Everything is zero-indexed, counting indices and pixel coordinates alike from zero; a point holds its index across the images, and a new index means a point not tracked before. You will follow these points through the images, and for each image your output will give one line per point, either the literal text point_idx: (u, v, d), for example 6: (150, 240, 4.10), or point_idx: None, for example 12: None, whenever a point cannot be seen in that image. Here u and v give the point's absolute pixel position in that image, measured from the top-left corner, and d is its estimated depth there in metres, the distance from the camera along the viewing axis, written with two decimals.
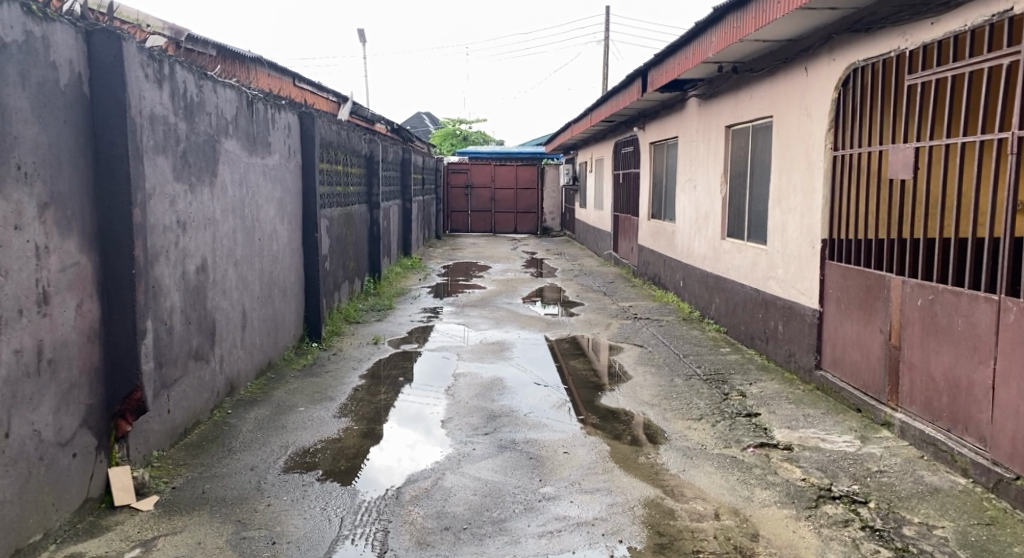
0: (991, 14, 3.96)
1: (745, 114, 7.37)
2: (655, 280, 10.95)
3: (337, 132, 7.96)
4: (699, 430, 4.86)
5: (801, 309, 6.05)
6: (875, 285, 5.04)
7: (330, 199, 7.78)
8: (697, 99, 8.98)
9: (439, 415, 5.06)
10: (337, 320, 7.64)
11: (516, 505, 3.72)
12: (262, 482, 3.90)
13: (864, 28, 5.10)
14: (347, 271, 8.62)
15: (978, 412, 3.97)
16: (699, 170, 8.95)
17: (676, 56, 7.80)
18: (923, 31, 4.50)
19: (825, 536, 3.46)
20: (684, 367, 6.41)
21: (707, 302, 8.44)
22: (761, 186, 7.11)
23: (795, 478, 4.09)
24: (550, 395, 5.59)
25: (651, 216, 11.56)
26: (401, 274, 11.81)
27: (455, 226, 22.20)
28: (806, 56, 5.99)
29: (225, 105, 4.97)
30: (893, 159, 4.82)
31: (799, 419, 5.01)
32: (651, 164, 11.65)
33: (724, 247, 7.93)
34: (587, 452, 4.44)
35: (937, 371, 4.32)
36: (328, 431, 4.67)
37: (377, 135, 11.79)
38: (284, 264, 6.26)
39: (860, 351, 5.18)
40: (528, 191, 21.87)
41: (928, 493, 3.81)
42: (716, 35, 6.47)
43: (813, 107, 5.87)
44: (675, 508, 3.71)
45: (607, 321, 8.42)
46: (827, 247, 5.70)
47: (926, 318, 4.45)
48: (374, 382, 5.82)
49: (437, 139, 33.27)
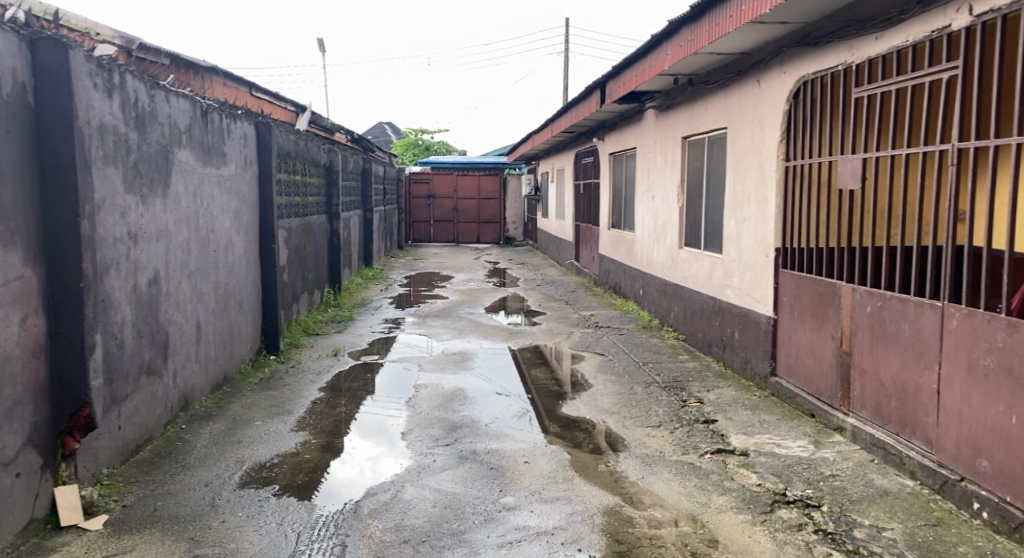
0: (930, 30, 4.10)
1: (700, 126, 7.49)
2: (615, 289, 11.05)
3: (295, 142, 7.89)
4: (658, 437, 4.91)
5: (756, 316, 6.16)
6: (826, 293, 5.14)
7: (287, 209, 7.70)
8: (654, 111, 9.11)
9: (400, 427, 5.04)
10: (295, 332, 7.55)
11: (476, 517, 3.71)
12: (217, 498, 3.83)
13: (813, 42, 5.23)
14: (306, 282, 8.52)
15: (925, 415, 4.08)
16: (657, 181, 9.05)
17: (633, 68, 7.90)
18: (868, 46, 4.64)
19: (780, 540, 3.51)
20: (644, 375, 6.46)
21: (665, 311, 8.55)
22: (717, 196, 7.23)
23: (750, 483, 4.16)
24: (512, 405, 5.59)
25: (612, 226, 11.67)
26: (361, 284, 11.72)
27: (417, 236, 22.12)
28: (758, 69, 6.11)
29: (178, 114, 4.90)
30: (842, 170, 4.95)
31: (755, 425, 5.09)
32: (610, 174, 11.77)
33: (682, 256, 8.05)
34: (548, 461, 4.45)
35: (886, 376, 4.43)
36: (286, 445, 4.61)
37: (338, 145, 11.70)
38: (240, 276, 6.17)
39: (813, 357, 5.28)
40: (490, 201, 21.92)
41: (879, 496, 3.90)
42: (671, 48, 6.56)
43: (766, 118, 5.99)
44: (634, 516, 3.74)
45: (569, 330, 8.47)
46: (780, 255, 5.81)
47: (876, 325, 4.56)
48: (334, 394, 5.76)
49: (398, 149, 33.23)
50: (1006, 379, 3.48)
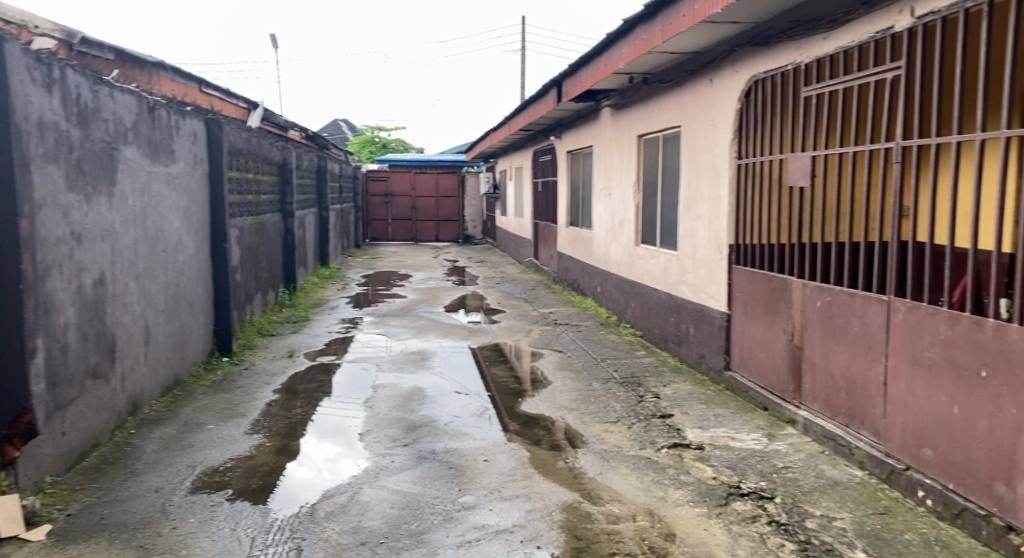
0: (874, 32, 4.21)
1: (655, 124, 7.57)
2: (574, 286, 11.11)
3: (246, 139, 7.75)
4: (616, 433, 4.95)
5: (711, 312, 6.24)
6: (778, 288, 5.23)
7: (240, 208, 7.56)
8: (610, 109, 9.18)
9: (358, 427, 4.99)
10: (249, 333, 7.42)
11: (435, 517, 3.69)
12: (167, 504, 3.75)
13: (763, 42, 5.31)
14: (260, 282, 8.39)
15: (872, 407, 4.18)
16: (613, 180, 9.12)
17: (589, 66, 7.94)
18: (816, 46, 4.74)
19: (735, 532, 3.57)
20: (602, 371, 6.51)
21: (623, 308, 8.62)
22: (672, 194, 7.31)
23: (706, 477, 4.21)
24: (472, 403, 5.57)
25: (570, 224, 11.73)
26: (317, 284, 11.58)
27: (375, 235, 21.95)
28: (711, 68, 6.20)
29: (123, 110, 4.78)
30: (792, 168, 5.04)
31: (710, 419, 5.16)
32: (568, 172, 11.83)
33: (638, 253, 8.12)
34: (507, 459, 4.46)
35: (836, 369, 4.52)
36: (240, 449, 4.53)
37: (292, 142, 11.55)
38: (191, 276, 6.05)
39: (766, 351, 5.37)
40: (448, 199, 21.84)
41: (829, 486, 3.99)
42: (626, 47, 6.61)
43: (719, 117, 6.07)
44: (593, 511, 3.76)
45: (528, 328, 8.48)
46: (734, 252, 5.90)
47: (825, 319, 4.65)
48: (289, 396, 5.68)
49: (354, 147, 32.95)
50: (949, 370, 3.58)
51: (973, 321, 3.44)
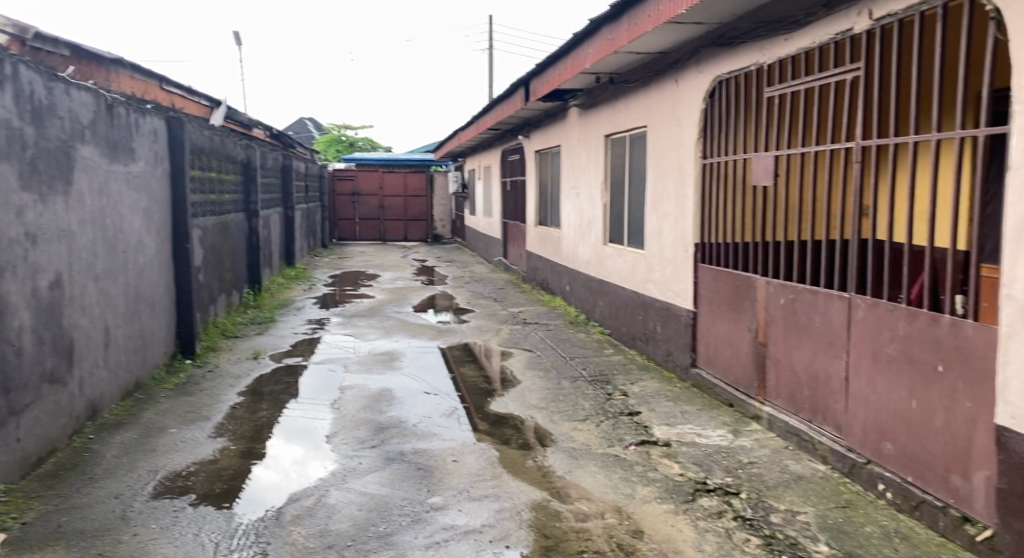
0: (833, 33, 4.28)
1: (622, 124, 7.62)
2: (543, 285, 11.14)
3: (208, 137, 7.64)
4: (584, 431, 4.97)
5: (677, 310, 6.30)
6: (742, 286, 5.30)
7: (202, 208, 7.45)
8: (577, 109, 9.21)
9: (326, 429, 4.94)
10: (213, 335, 7.32)
11: (404, 518, 3.67)
12: (128, 511, 3.69)
13: (727, 43, 5.37)
14: (224, 283, 8.28)
15: (834, 402, 4.26)
16: (581, 179, 9.15)
17: (555, 66, 7.96)
18: (778, 47, 4.81)
19: (701, 528, 3.61)
20: (571, 370, 6.54)
21: (591, 306, 8.67)
22: (639, 193, 7.36)
23: (673, 473, 4.25)
24: (441, 404, 5.56)
25: (539, 223, 11.75)
26: (283, 285, 11.45)
27: (343, 234, 21.78)
28: (676, 68, 6.25)
29: (80, 108, 4.68)
30: (756, 168, 5.11)
31: (677, 416, 5.21)
32: (536, 171, 11.85)
33: (606, 251, 8.17)
34: (476, 459, 4.45)
35: (799, 365, 4.59)
36: (203, 453, 4.47)
37: (257, 141, 11.41)
38: (152, 277, 5.94)
39: (731, 348, 5.44)
40: (417, 198, 21.76)
41: (793, 481, 4.05)
42: (592, 47, 6.65)
43: (684, 117, 6.13)
44: (562, 510, 3.78)
45: (497, 327, 8.48)
46: (699, 250, 5.96)
47: (789, 316, 4.72)
48: (255, 399, 5.61)
49: (321, 146, 32.67)
50: (907, 365, 3.66)
51: (931, 317, 3.51)
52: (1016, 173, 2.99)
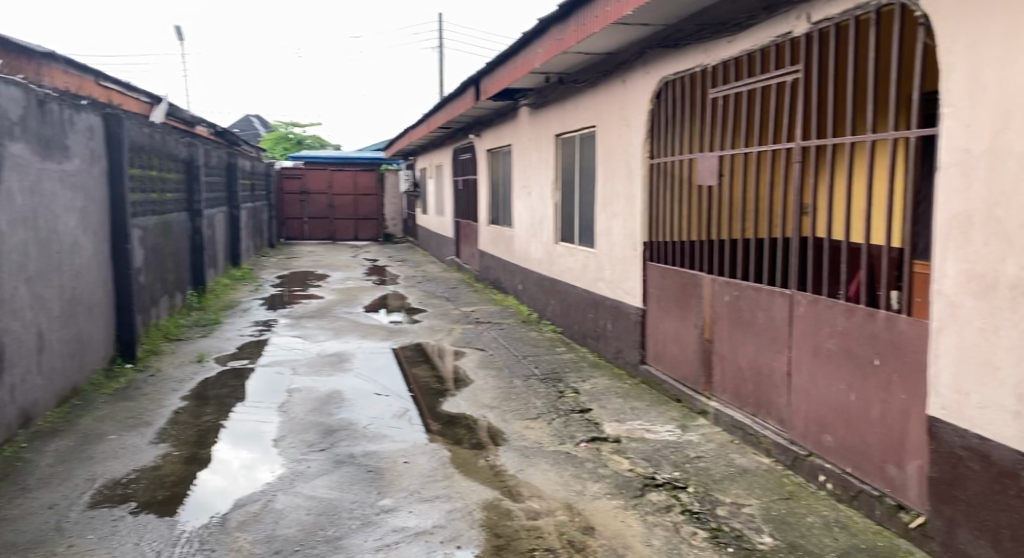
0: (775, 36, 4.37)
1: (571, 124, 7.67)
2: (496, 284, 11.15)
3: (148, 135, 7.46)
4: (536, 429, 5.00)
5: (627, 308, 6.37)
6: (689, 284, 5.39)
7: (143, 208, 7.27)
8: (528, 109, 9.23)
9: (274, 433, 4.87)
10: (154, 338, 7.14)
11: (353, 521, 3.65)
12: (63, 521, 3.58)
13: (672, 45, 5.44)
14: (166, 284, 8.08)
15: (777, 396, 4.36)
16: (532, 178, 9.19)
17: (505, 65, 7.97)
18: (721, 49, 4.90)
19: (650, 523, 3.66)
20: (523, 368, 6.56)
21: (543, 305, 8.71)
22: (589, 192, 7.42)
23: (623, 469, 4.30)
24: (392, 405, 5.52)
25: (491, 222, 11.76)
26: (229, 286, 11.23)
27: (291, 234, 21.45)
28: (623, 69, 6.32)
29: (8, 104, 4.53)
30: (701, 167, 5.20)
31: (627, 412, 5.27)
32: (488, 170, 11.85)
33: (557, 250, 8.22)
34: (427, 460, 4.43)
35: (744, 361, 4.69)
36: (145, 459, 4.36)
37: (200, 139, 11.16)
38: (89, 279, 5.77)
39: (678, 345, 5.53)
40: (367, 197, 21.55)
41: (738, 474, 4.14)
42: (541, 47, 6.67)
43: (632, 117, 6.20)
44: (513, 509, 3.79)
45: (449, 327, 8.45)
46: (648, 249, 6.04)
47: (733, 313, 4.82)
48: (199, 403, 5.49)
49: (268, 143, 32.14)
50: (846, 359, 3.77)
51: (867, 312, 3.62)
52: (944, 173, 3.11)
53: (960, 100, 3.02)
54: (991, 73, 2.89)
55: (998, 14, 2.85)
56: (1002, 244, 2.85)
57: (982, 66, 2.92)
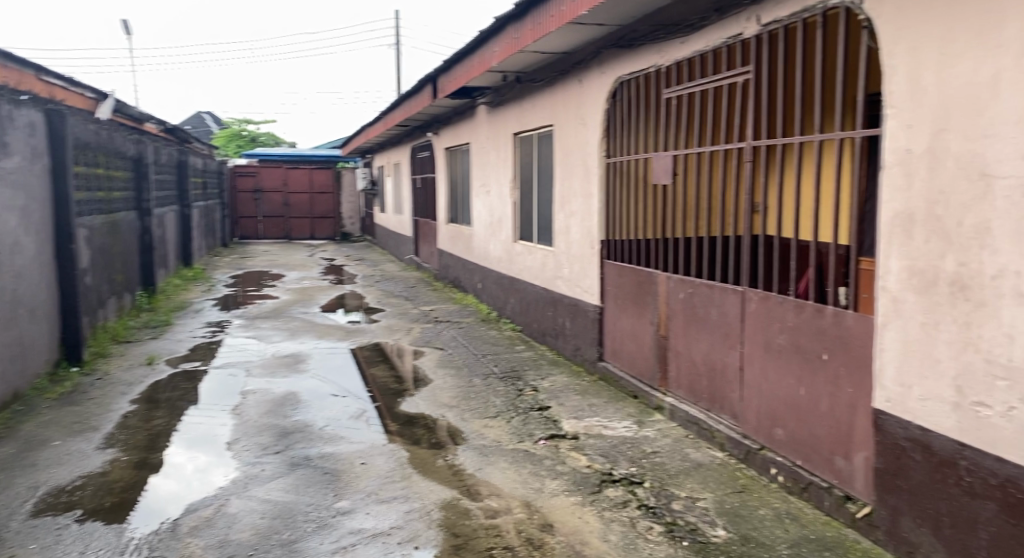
0: (726, 37, 4.45)
1: (529, 123, 7.69)
2: (455, 282, 11.13)
3: (94, 131, 7.27)
4: (494, 427, 5.00)
5: (585, 306, 6.42)
6: (645, 281, 5.45)
7: (89, 206, 7.08)
8: (486, 107, 9.22)
9: (228, 436, 4.80)
10: (102, 340, 6.97)
11: (309, 524, 3.61)
12: (4, 531, 3.48)
13: (627, 45, 5.49)
14: (114, 285, 7.88)
15: (730, 391, 4.44)
16: (491, 177, 9.19)
17: (462, 63, 7.96)
18: (675, 50, 4.96)
19: (606, 518, 3.69)
20: (482, 367, 6.56)
21: (502, 303, 8.73)
22: (547, 191, 7.44)
23: (580, 466, 4.34)
24: (349, 406, 5.47)
25: (450, 220, 11.73)
26: (180, 286, 11.01)
27: (244, 233, 21.09)
28: (580, 69, 6.36)
29: None
30: (657, 166, 5.26)
31: (585, 409, 5.31)
32: (446, 168, 11.82)
33: (516, 249, 8.23)
34: (385, 461, 4.41)
35: (698, 357, 4.76)
36: (91, 465, 4.26)
37: (150, 136, 10.92)
38: (31, 280, 5.61)
39: (635, 342, 5.59)
40: (323, 195, 21.32)
41: (692, 469, 4.20)
42: (498, 45, 6.68)
43: (588, 117, 6.24)
44: (471, 508, 3.79)
45: (408, 326, 8.41)
46: (605, 247, 6.09)
47: (688, 309, 4.89)
48: (149, 407, 5.38)
49: (220, 140, 31.57)
50: (795, 354, 3.85)
51: (815, 308, 3.71)
52: (887, 173, 3.19)
53: (902, 102, 3.11)
54: (931, 76, 2.97)
55: (936, 19, 2.94)
56: (942, 242, 2.95)
57: (922, 69, 3.01)
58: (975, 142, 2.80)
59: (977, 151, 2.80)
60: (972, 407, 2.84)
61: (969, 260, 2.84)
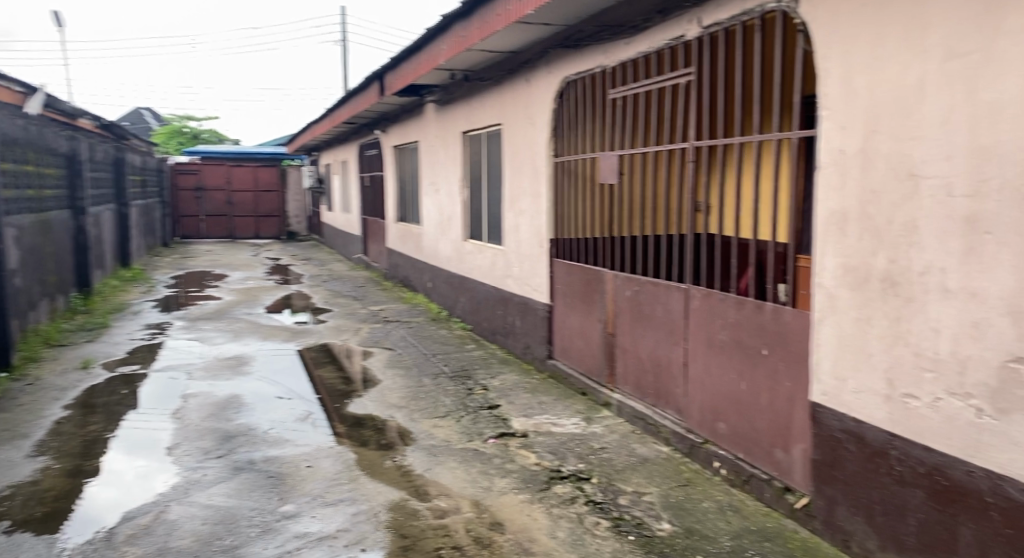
0: (669, 39, 4.52)
1: (477, 121, 7.68)
2: (405, 282, 11.06)
3: (22, 127, 7.00)
4: (444, 427, 4.99)
5: (534, 304, 6.44)
6: (592, 279, 5.50)
7: (18, 205, 6.82)
8: (434, 105, 9.18)
9: (168, 441, 4.68)
10: (33, 344, 6.73)
11: (253, 529, 3.55)
12: None
13: (573, 45, 5.53)
14: (46, 287, 7.61)
15: (675, 386, 4.51)
16: (440, 176, 9.15)
17: (409, 61, 7.90)
18: (620, 51, 5.02)
19: (554, 515, 3.72)
20: (432, 367, 6.54)
21: (452, 302, 8.71)
22: (496, 190, 7.45)
23: (529, 463, 4.36)
24: (295, 408, 5.39)
25: (399, 219, 11.65)
26: (117, 288, 10.69)
27: (185, 232, 20.56)
28: (527, 68, 6.38)
29: None
30: (604, 166, 5.31)
31: (534, 407, 5.33)
32: (394, 167, 11.73)
33: (465, 248, 8.22)
34: (331, 463, 4.36)
35: (644, 353, 4.83)
36: (22, 474, 4.11)
37: (84, 132, 10.57)
38: None
39: (583, 339, 5.64)
40: (268, 193, 20.95)
41: (639, 464, 4.26)
42: (445, 43, 6.66)
43: (536, 116, 6.27)
44: (419, 508, 3.78)
45: (356, 326, 8.32)
46: (554, 246, 6.13)
47: (634, 307, 4.95)
48: (85, 412, 5.21)
49: (159, 137, 30.74)
50: (736, 350, 3.94)
51: (755, 304, 3.80)
52: (823, 173, 3.29)
53: (836, 104, 3.21)
54: (863, 79, 3.07)
55: (868, 24, 3.03)
56: (874, 240, 3.04)
57: (855, 73, 3.11)
58: (904, 143, 2.90)
59: (905, 152, 2.90)
60: (902, 399, 2.95)
61: (899, 257, 2.94)
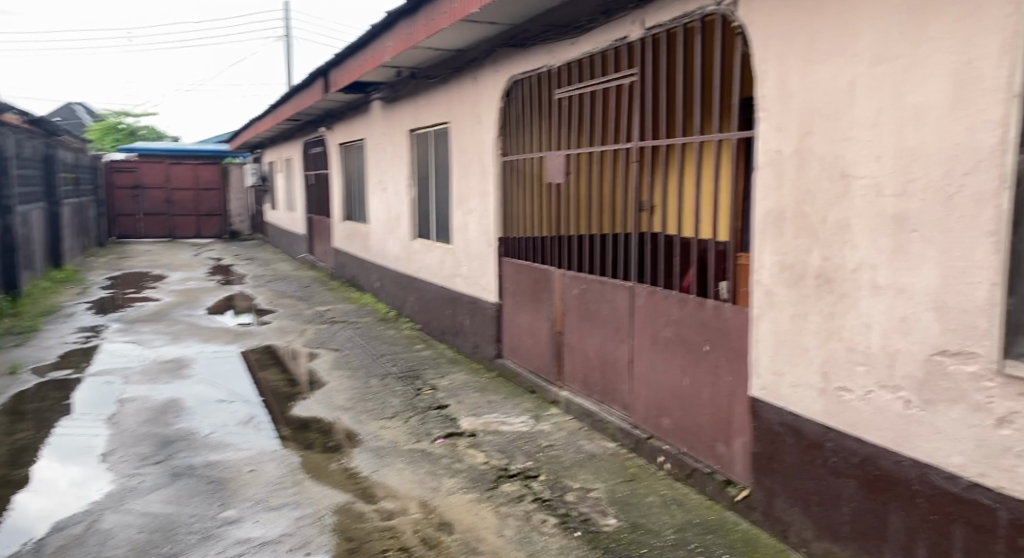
0: (612, 40, 4.57)
1: (424, 120, 7.64)
2: (352, 281, 10.93)
3: None
4: (392, 428, 4.96)
5: (483, 303, 6.45)
6: (540, 278, 5.52)
7: None
8: (380, 102, 9.09)
9: (105, 447, 4.54)
10: None
11: (192, 536, 3.47)
12: None
13: (519, 44, 5.55)
14: None
15: (621, 383, 4.57)
16: (387, 174, 9.08)
17: (355, 58, 7.81)
18: (565, 51, 5.06)
19: (502, 514, 3.73)
20: (380, 367, 6.49)
21: (401, 302, 8.64)
22: (444, 188, 7.42)
23: (477, 462, 4.36)
24: (239, 411, 5.29)
25: (346, 218, 11.51)
26: (49, 290, 10.31)
27: (122, 231, 19.93)
28: (473, 66, 6.37)
29: None
30: (551, 165, 5.35)
31: (483, 406, 5.34)
32: (340, 165, 11.58)
33: (414, 247, 8.17)
34: (276, 467, 4.29)
35: (591, 351, 4.88)
36: None
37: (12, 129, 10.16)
38: None
39: (532, 337, 5.66)
40: (209, 192, 20.47)
41: (586, 460, 4.30)
42: (390, 41, 6.60)
43: (483, 114, 6.27)
44: (366, 511, 3.74)
45: (302, 327, 8.20)
46: (502, 245, 6.15)
47: (581, 305, 4.99)
48: (14, 420, 5.02)
49: (94, 134, 29.73)
50: (680, 346, 4.01)
51: (697, 302, 3.87)
52: (761, 173, 3.37)
53: (773, 105, 3.29)
54: (798, 82, 3.15)
55: (803, 28, 3.12)
56: (809, 238, 3.13)
57: (791, 75, 3.19)
58: (837, 144, 2.99)
59: (838, 153, 2.98)
60: (836, 392, 3.04)
61: (833, 254, 3.03)
